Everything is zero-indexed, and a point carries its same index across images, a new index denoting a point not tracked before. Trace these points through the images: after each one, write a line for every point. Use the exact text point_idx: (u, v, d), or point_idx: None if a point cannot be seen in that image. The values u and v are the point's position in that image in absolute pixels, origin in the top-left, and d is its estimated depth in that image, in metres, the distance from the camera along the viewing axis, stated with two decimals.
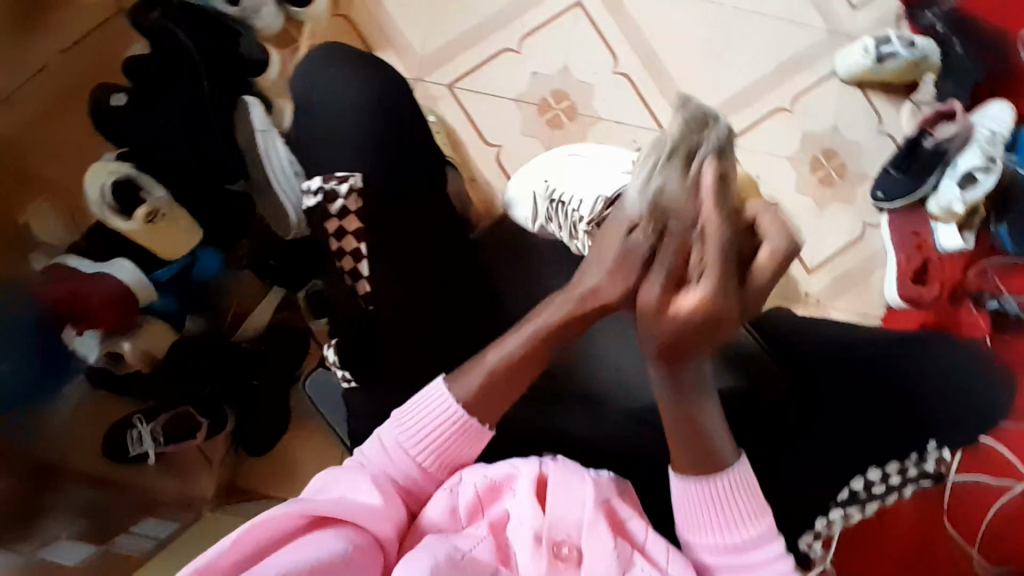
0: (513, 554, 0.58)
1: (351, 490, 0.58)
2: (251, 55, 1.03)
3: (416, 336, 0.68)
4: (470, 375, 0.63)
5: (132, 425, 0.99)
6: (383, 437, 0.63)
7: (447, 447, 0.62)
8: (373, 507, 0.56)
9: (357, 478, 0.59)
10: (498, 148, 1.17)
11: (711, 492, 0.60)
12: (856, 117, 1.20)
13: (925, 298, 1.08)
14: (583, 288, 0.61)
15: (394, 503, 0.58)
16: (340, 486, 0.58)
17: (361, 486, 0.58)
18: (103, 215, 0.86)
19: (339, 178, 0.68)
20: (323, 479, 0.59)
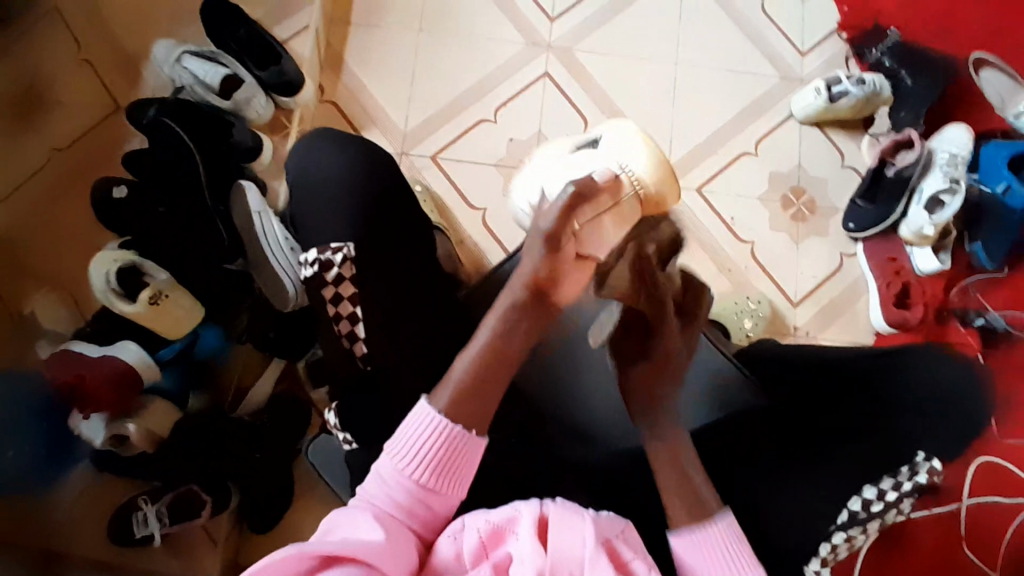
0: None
1: (354, 530, 0.59)
2: (243, 141, 1.10)
3: (408, 387, 0.70)
4: (443, 391, 0.64)
5: (137, 507, 0.98)
6: (382, 469, 0.63)
7: (445, 466, 0.62)
8: (378, 544, 0.57)
9: (359, 517, 0.60)
10: (483, 211, 1.22)
11: (704, 549, 0.62)
12: (819, 155, 1.26)
13: (911, 321, 1.11)
14: (521, 278, 0.63)
15: (397, 541, 0.58)
16: (344, 527, 0.59)
17: (363, 525, 0.59)
18: (108, 300, 0.90)
19: (333, 249, 0.71)
20: (326, 522, 0.60)
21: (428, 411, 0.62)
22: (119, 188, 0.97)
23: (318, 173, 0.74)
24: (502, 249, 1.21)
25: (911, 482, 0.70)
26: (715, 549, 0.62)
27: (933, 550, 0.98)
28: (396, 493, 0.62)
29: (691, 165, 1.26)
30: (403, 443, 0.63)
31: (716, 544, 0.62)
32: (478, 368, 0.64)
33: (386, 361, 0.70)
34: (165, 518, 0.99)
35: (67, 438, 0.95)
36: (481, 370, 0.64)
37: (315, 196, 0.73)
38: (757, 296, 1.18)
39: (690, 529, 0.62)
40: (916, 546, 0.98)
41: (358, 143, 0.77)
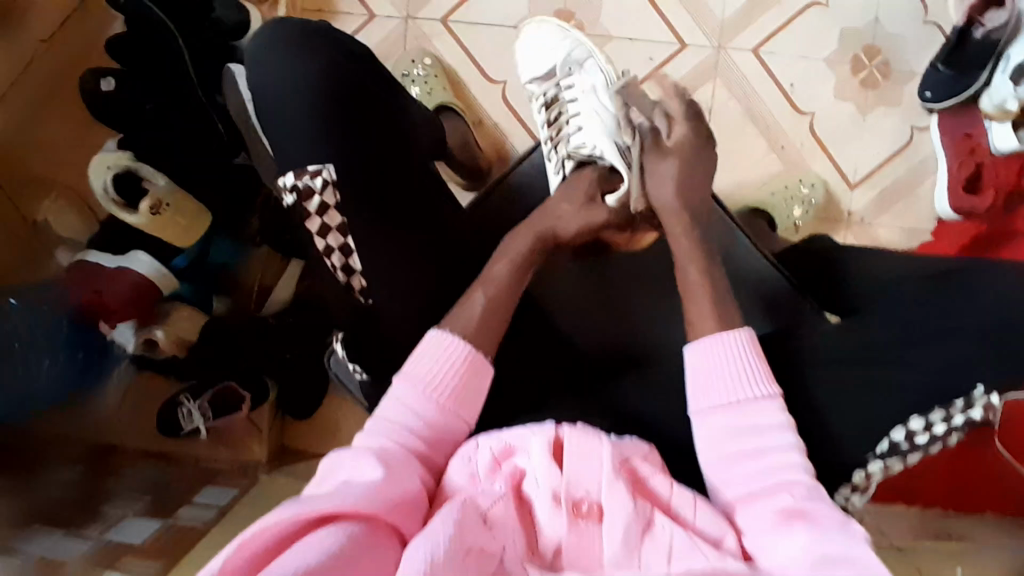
0: (531, 510, 0.56)
1: (354, 470, 0.55)
2: (229, 17, 0.97)
3: (422, 315, 0.66)
4: (470, 307, 0.65)
5: (181, 404, 1.03)
6: (400, 396, 0.61)
7: (463, 393, 0.62)
8: (378, 483, 0.53)
9: (362, 456, 0.56)
10: (502, 85, 1.09)
11: (728, 369, 0.61)
12: (901, 7, 1.06)
13: (979, 211, 0.99)
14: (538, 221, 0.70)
15: (401, 472, 0.55)
16: (345, 469, 0.55)
17: (366, 465, 0.55)
18: (111, 210, 0.86)
19: (311, 173, 0.62)
20: (327, 466, 0.56)
21: (448, 337, 0.63)
22: (105, 81, 0.89)
23: (275, 85, 0.65)
24: (525, 132, 1.09)
25: (963, 416, 0.59)
26: (735, 353, 0.61)
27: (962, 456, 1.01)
28: (408, 416, 0.60)
29: (746, 22, 1.07)
30: (413, 371, 0.62)
31: (726, 343, 0.62)
32: (492, 302, 0.65)
33: (397, 293, 0.66)
34: (208, 412, 1.03)
35: (101, 343, 0.98)
36: (500, 300, 0.65)
37: (284, 108, 0.64)
38: (811, 179, 1.07)
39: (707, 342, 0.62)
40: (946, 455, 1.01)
41: (331, 42, 0.66)
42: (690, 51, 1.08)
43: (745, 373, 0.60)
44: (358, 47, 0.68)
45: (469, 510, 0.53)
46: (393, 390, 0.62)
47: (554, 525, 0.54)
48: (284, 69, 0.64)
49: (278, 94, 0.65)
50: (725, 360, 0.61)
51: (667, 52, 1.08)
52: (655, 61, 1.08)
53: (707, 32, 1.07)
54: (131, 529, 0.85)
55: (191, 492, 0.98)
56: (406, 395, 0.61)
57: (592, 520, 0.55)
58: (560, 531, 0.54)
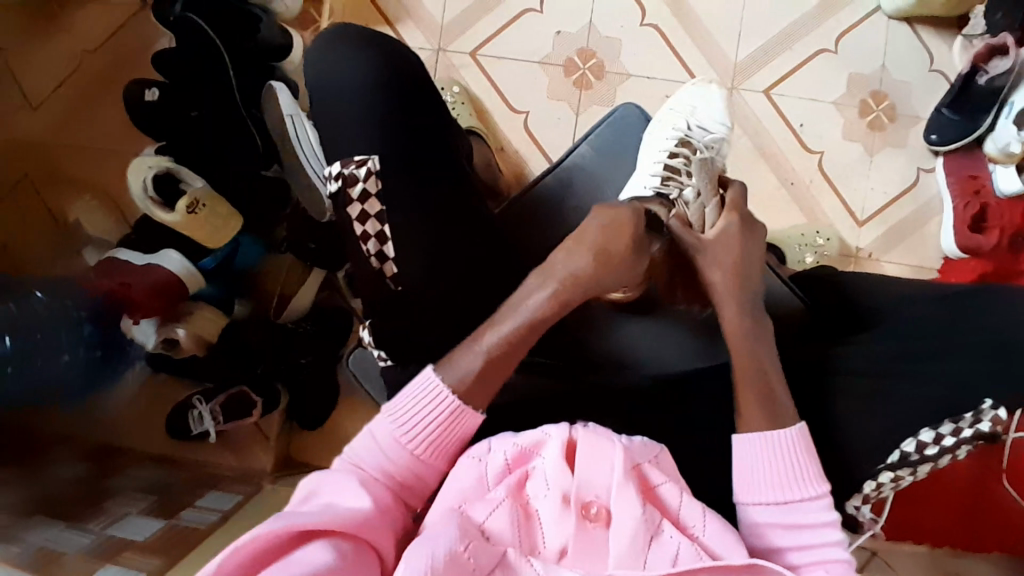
0: (535, 514, 0.57)
1: (338, 495, 0.56)
2: (272, 38, 1.02)
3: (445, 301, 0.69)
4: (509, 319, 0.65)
5: (193, 406, 1.05)
6: (377, 434, 0.61)
7: (443, 439, 0.61)
8: (364, 511, 0.54)
9: (343, 480, 0.57)
10: (524, 115, 1.15)
11: (767, 454, 0.61)
12: (905, 55, 1.12)
13: (985, 248, 1.03)
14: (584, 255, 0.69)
15: (381, 502, 0.56)
16: (329, 491, 0.57)
17: (348, 490, 0.57)
18: (147, 208, 0.89)
19: (356, 163, 0.69)
20: (312, 482, 0.58)
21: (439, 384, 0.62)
22: (150, 91, 0.94)
23: (335, 83, 0.71)
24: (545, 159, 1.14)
25: (972, 429, 0.63)
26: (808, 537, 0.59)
27: (964, 492, 1.02)
28: (379, 458, 0.60)
29: (758, 65, 1.13)
30: (397, 411, 0.61)
31: (775, 447, 0.61)
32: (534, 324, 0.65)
33: (423, 285, 0.70)
34: (219, 416, 1.04)
35: (119, 343, 1.00)
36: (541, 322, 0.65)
37: (340, 107, 0.71)
38: (828, 232, 1.10)
39: (753, 437, 0.62)
40: (947, 490, 1.03)
41: (387, 47, 0.73)
42: None
43: (784, 474, 0.60)
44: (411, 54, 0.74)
45: (468, 523, 0.55)
46: (370, 429, 0.61)
47: (558, 530, 0.56)
48: (343, 69, 0.71)
49: (336, 90, 0.71)
50: (770, 448, 0.61)
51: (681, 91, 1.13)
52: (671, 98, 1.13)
53: (721, 74, 1.13)
54: (134, 526, 0.83)
55: (194, 495, 0.96)
56: (383, 435, 0.61)
57: (599, 523, 0.56)
58: (567, 535, 0.55)
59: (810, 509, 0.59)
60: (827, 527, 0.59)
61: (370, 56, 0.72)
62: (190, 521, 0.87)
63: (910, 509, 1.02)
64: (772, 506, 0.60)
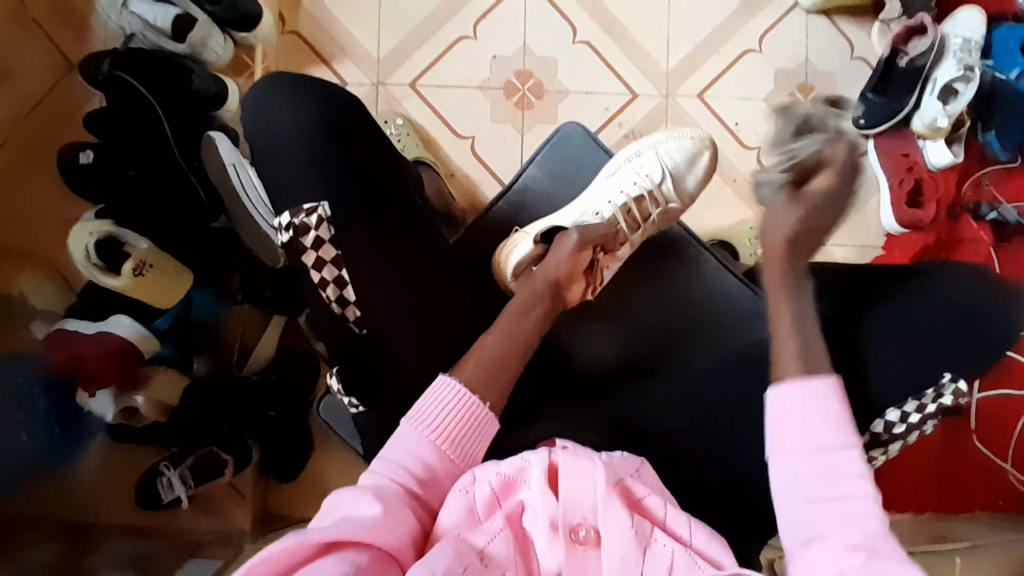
0: (532, 543, 0.57)
1: (354, 506, 0.55)
2: (206, 89, 0.99)
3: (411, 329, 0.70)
4: (480, 352, 0.69)
5: (161, 473, 1.00)
6: (402, 436, 0.62)
7: (464, 438, 0.64)
8: (378, 518, 0.53)
9: (360, 495, 0.56)
10: (471, 140, 1.16)
11: (808, 403, 0.60)
12: (826, 47, 1.17)
13: (923, 222, 1.08)
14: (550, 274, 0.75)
15: (399, 512, 0.55)
16: (345, 503, 0.55)
17: (364, 501, 0.56)
18: (91, 274, 0.86)
19: (306, 211, 0.68)
20: (330, 498, 0.57)
21: (451, 389, 0.65)
22: (84, 153, 0.91)
23: (277, 126, 0.70)
24: (496, 181, 1.15)
25: (936, 403, 0.67)
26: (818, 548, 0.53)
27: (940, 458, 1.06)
28: (409, 459, 0.61)
29: (691, 69, 1.17)
30: (421, 414, 0.64)
31: (821, 397, 0.60)
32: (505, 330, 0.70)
33: (389, 320, 0.69)
34: (190, 480, 1.00)
35: (76, 414, 0.97)
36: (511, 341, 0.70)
37: (284, 158, 0.70)
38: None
39: (797, 382, 0.61)
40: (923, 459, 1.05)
41: (327, 91, 0.72)
42: (642, 98, 1.16)
43: (824, 422, 0.59)
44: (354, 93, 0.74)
45: (467, 548, 0.54)
46: (397, 434, 0.63)
47: (551, 554, 0.56)
48: (282, 119, 0.70)
49: (278, 140, 0.70)
50: (814, 398, 0.60)
51: (620, 101, 1.16)
52: (612, 108, 1.16)
53: (655, 81, 1.17)
54: None
55: (174, 565, 0.92)
56: (409, 438, 0.62)
57: (590, 546, 0.56)
58: (559, 558, 0.56)
59: (848, 459, 0.57)
60: (863, 480, 0.56)
61: (309, 102, 0.71)
62: None
63: (891, 482, 1.05)
64: (807, 458, 0.58)
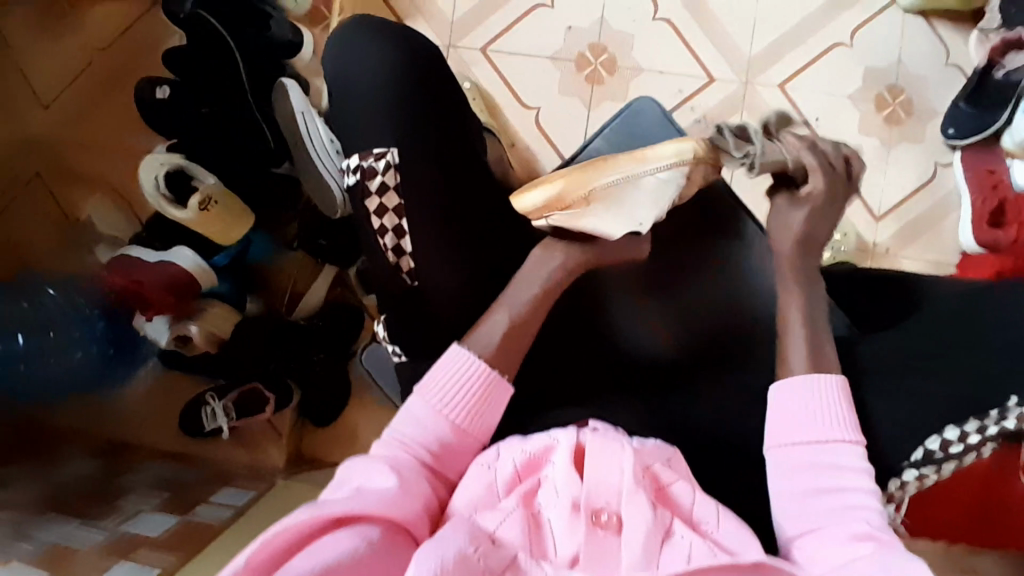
0: (545, 522, 0.57)
1: (367, 477, 0.58)
2: (282, 35, 1.02)
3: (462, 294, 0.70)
4: (496, 314, 0.68)
5: (206, 402, 1.05)
6: (413, 411, 0.64)
7: (476, 410, 0.65)
8: (392, 491, 0.56)
9: (375, 465, 0.59)
10: (536, 110, 1.14)
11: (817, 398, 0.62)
12: (922, 47, 1.10)
13: (1001, 244, 0.99)
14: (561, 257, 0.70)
15: (412, 484, 0.58)
16: (360, 475, 0.59)
17: (378, 472, 0.59)
18: (160, 206, 0.89)
19: (376, 155, 0.69)
20: (345, 469, 0.60)
21: (468, 357, 0.65)
22: (162, 88, 0.93)
23: (353, 77, 0.70)
24: (557, 155, 1.13)
25: (997, 426, 0.62)
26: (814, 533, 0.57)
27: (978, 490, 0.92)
28: (422, 435, 0.63)
29: (772, 59, 1.12)
30: (432, 388, 0.65)
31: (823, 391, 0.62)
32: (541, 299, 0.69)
33: (438, 283, 0.70)
34: (232, 412, 1.04)
35: (133, 342, 1.02)
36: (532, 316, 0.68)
37: (361, 104, 0.70)
38: (845, 228, 1.09)
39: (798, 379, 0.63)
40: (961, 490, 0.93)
41: (410, 41, 0.71)
42: (717, 84, 1.12)
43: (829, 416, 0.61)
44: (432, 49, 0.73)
45: (477, 531, 0.55)
46: (409, 407, 0.65)
47: (571, 536, 0.56)
48: (361, 65, 0.70)
49: (355, 87, 0.70)
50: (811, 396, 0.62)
51: (694, 85, 1.12)
52: (684, 92, 1.12)
53: (734, 68, 1.12)
54: (147, 522, 0.84)
55: (211, 491, 0.97)
56: (421, 412, 0.64)
57: (611, 531, 0.56)
58: (579, 539, 0.55)
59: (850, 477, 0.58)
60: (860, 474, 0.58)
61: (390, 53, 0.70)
62: (204, 516, 0.88)
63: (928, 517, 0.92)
64: (805, 447, 0.60)
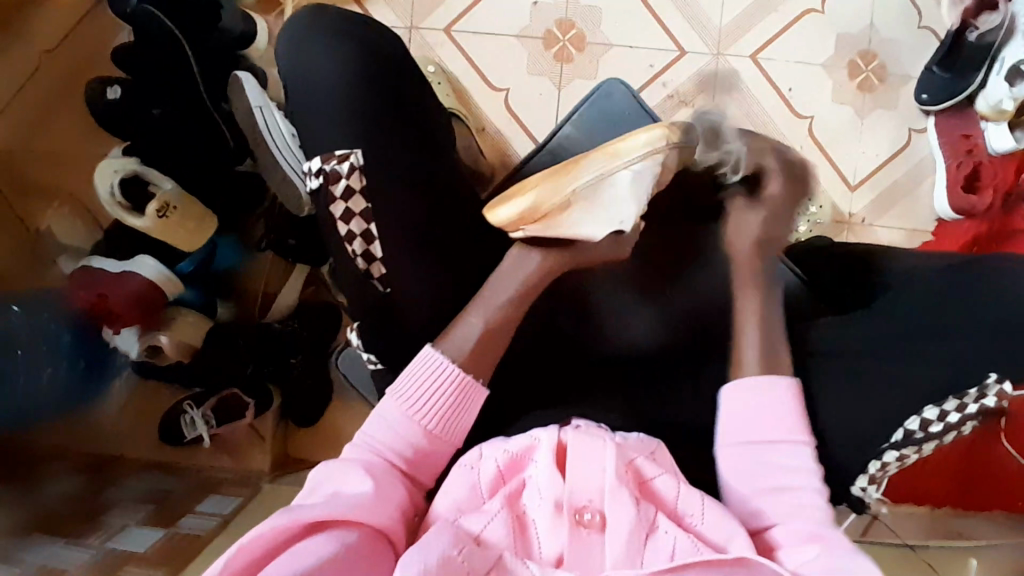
0: (531, 523, 0.56)
1: (343, 481, 0.57)
2: (234, 28, 0.97)
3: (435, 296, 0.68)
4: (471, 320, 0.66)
5: (184, 411, 1.03)
6: (385, 415, 0.62)
7: (449, 414, 0.63)
8: (368, 496, 0.55)
9: (350, 468, 0.58)
10: (505, 93, 1.11)
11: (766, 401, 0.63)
12: (895, 10, 1.08)
13: (979, 209, 1.02)
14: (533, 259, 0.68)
15: (387, 487, 0.57)
16: (335, 478, 0.58)
17: (353, 475, 0.57)
18: (117, 214, 0.86)
19: (338, 158, 0.66)
20: (320, 471, 0.59)
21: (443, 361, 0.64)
22: (113, 88, 0.88)
23: (311, 73, 0.67)
24: (528, 139, 1.10)
25: (975, 404, 0.62)
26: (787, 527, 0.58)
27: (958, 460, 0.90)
28: (395, 440, 0.62)
29: (744, 28, 1.09)
30: (404, 391, 0.63)
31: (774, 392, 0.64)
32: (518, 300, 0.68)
33: (411, 287, 0.68)
34: (211, 420, 1.03)
35: (101, 352, 0.99)
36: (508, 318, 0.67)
37: (321, 103, 0.67)
38: (820, 200, 1.08)
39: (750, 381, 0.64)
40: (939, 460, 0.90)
41: (368, 34, 0.68)
42: (689, 58, 1.09)
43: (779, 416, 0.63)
44: (391, 41, 0.70)
45: (461, 532, 0.55)
46: (380, 411, 0.63)
47: (555, 537, 0.55)
48: (318, 63, 0.67)
49: (313, 86, 0.67)
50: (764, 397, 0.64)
51: (666, 59, 1.09)
52: (656, 67, 1.09)
53: (705, 40, 1.09)
54: (133, 538, 0.81)
55: (195, 500, 0.95)
56: (393, 417, 0.62)
57: (594, 529, 0.56)
58: (562, 540, 0.55)
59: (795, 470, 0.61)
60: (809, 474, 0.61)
61: (347, 49, 0.67)
62: (191, 528, 0.86)
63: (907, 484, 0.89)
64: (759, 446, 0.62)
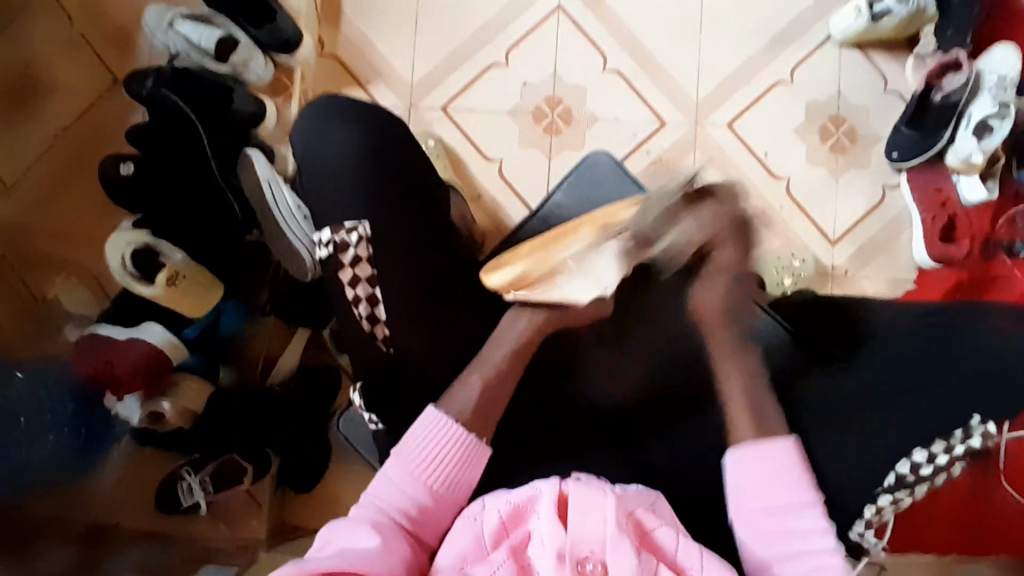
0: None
1: (350, 538, 0.58)
2: (246, 109, 1.04)
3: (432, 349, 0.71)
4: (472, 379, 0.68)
5: (181, 478, 1.03)
6: (392, 475, 0.63)
7: (453, 474, 0.64)
8: (376, 551, 0.56)
9: (357, 527, 0.59)
10: (497, 163, 1.18)
11: (772, 468, 0.63)
12: (859, 78, 1.17)
13: (957, 258, 1.06)
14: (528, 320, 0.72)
15: (394, 543, 0.58)
16: (342, 536, 0.58)
17: (361, 533, 0.58)
18: (127, 283, 0.91)
19: (348, 229, 0.70)
20: (327, 531, 0.59)
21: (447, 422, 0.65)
22: (125, 165, 0.95)
23: (317, 147, 0.73)
24: (521, 206, 1.16)
25: (963, 444, 0.64)
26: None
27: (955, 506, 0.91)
28: (399, 498, 0.62)
29: (720, 99, 1.17)
30: (411, 450, 0.64)
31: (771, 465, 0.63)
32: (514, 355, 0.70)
33: (409, 340, 0.70)
34: (208, 487, 1.03)
35: (104, 420, 0.99)
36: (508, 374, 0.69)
37: (324, 173, 0.72)
38: (803, 256, 1.12)
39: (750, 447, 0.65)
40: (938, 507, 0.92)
41: (367, 112, 0.75)
42: (669, 127, 1.17)
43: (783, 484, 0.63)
44: (389, 116, 0.76)
45: None
46: (386, 472, 0.64)
47: None
48: (320, 138, 0.72)
49: (316, 160, 0.73)
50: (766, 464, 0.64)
51: (648, 130, 1.17)
52: (638, 136, 1.17)
53: (683, 110, 1.17)
54: None
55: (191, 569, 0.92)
56: (400, 477, 0.63)
57: None
58: None
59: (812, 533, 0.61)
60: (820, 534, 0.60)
61: (348, 126, 0.73)
62: None
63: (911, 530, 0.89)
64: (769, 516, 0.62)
